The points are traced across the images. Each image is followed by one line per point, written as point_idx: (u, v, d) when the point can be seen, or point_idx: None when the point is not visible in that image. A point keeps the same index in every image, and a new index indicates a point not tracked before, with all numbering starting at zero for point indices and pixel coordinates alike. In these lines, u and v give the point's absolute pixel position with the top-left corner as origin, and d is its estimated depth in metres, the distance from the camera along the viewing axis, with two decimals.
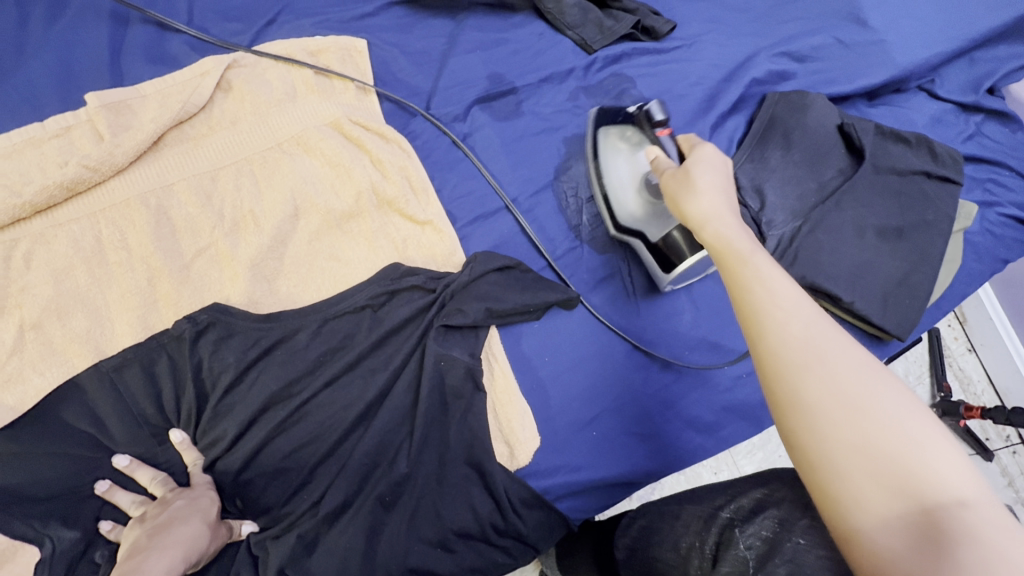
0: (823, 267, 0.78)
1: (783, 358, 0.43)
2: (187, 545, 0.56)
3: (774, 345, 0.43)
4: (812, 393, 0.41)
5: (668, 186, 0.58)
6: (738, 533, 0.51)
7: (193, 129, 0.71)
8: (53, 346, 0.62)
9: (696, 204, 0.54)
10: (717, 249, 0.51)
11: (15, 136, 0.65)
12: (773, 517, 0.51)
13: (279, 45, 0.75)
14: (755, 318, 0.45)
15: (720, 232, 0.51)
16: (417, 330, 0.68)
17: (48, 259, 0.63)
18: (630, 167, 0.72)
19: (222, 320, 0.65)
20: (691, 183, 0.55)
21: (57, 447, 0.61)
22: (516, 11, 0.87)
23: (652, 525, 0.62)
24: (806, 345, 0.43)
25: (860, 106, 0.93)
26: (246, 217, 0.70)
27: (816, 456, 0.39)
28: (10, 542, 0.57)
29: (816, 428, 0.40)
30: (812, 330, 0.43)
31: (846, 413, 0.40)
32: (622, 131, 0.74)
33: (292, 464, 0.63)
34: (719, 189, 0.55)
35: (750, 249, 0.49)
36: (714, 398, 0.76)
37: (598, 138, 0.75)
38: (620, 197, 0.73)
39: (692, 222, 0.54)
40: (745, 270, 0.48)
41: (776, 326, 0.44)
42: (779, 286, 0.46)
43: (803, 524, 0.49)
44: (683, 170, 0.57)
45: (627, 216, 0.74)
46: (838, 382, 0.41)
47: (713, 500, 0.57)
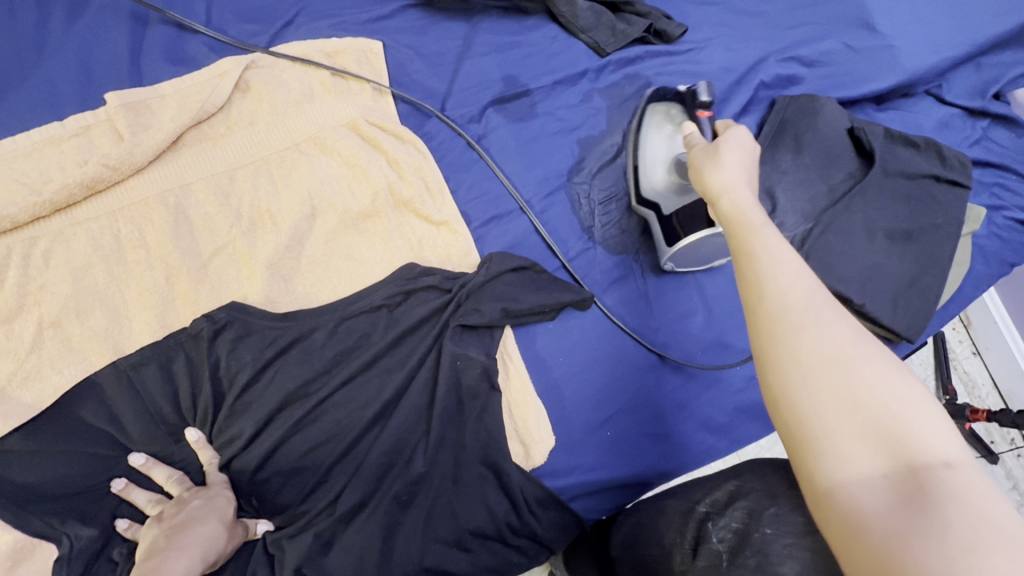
0: (834, 270, 0.79)
1: (780, 320, 0.43)
2: (204, 545, 0.56)
3: (773, 307, 0.43)
4: (807, 355, 0.41)
5: (696, 159, 0.57)
6: (711, 527, 0.53)
7: (211, 129, 0.71)
8: (71, 344, 0.63)
9: (717, 177, 0.53)
10: (729, 219, 0.51)
11: (35, 135, 0.65)
12: (743, 509, 0.53)
13: (297, 47, 0.76)
14: (756, 282, 0.45)
15: (736, 203, 0.51)
16: (434, 330, 0.69)
17: (67, 257, 0.64)
18: (664, 142, 0.75)
19: (240, 319, 0.65)
20: (715, 157, 0.54)
21: (74, 445, 0.61)
22: (530, 14, 0.88)
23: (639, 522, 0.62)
24: (805, 309, 0.43)
25: (869, 110, 0.93)
26: (264, 216, 0.70)
27: (803, 414, 0.40)
28: (28, 539, 0.57)
29: (807, 388, 0.40)
30: (813, 297, 0.43)
31: (838, 374, 0.40)
32: (669, 109, 0.76)
33: (308, 463, 0.64)
34: (742, 165, 0.54)
35: (763, 220, 0.49)
36: (727, 399, 0.76)
37: (645, 113, 0.78)
38: (648, 166, 0.75)
39: (710, 194, 0.53)
40: (752, 239, 0.47)
41: (776, 290, 0.44)
42: (785, 255, 0.46)
43: (770, 514, 0.51)
44: (715, 145, 0.56)
45: (648, 185, 0.76)
46: (833, 346, 0.41)
47: (692, 494, 0.58)
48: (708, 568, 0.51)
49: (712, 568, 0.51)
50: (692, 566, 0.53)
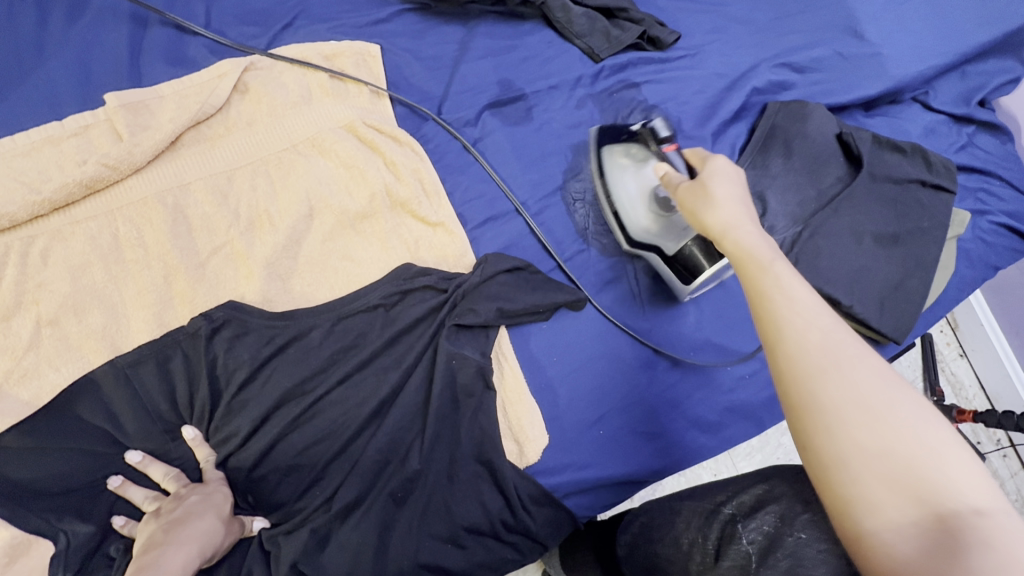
0: (822, 272, 0.81)
1: (801, 363, 0.44)
2: (202, 540, 0.57)
3: (792, 350, 0.45)
4: (830, 399, 0.42)
5: (686, 199, 0.59)
6: (739, 528, 0.52)
7: (210, 129, 0.72)
8: (69, 341, 0.63)
9: (715, 217, 0.55)
10: (738, 257, 0.52)
11: (34, 134, 0.66)
12: (775, 513, 0.51)
13: (295, 49, 0.77)
14: (774, 324, 0.47)
15: (742, 240, 0.52)
16: (429, 329, 0.70)
17: (66, 256, 0.64)
18: (637, 183, 0.74)
19: (237, 317, 0.66)
20: (708, 196, 0.57)
21: (70, 442, 0.62)
22: (526, 19, 0.89)
23: (653, 522, 0.62)
24: (824, 352, 0.44)
25: (857, 117, 0.95)
26: (262, 217, 0.71)
27: (831, 458, 0.41)
28: (24, 536, 0.57)
29: (833, 432, 0.41)
30: (830, 338, 0.45)
31: (864, 418, 0.41)
32: (628, 148, 0.76)
33: (304, 461, 0.64)
34: (738, 201, 0.56)
35: (771, 257, 0.51)
36: (718, 398, 0.78)
37: (603, 155, 0.78)
38: (631, 212, 0.75)
39: (712, 233, 0.55)
40: (764, 278, 0.49)
41: (794, 332, 0.46)
42: (799, 295, 0.48)
43: (803, 519, 0.50)
44: (700, 183, 0.58)
45: (639, 231, 0.75)
46: (856, 390, 0.42)
47: (714, 497, 0.58)
48: (735, 569, 0.49)
49: (741, 569, 0.49)
50: (714, 568, 0.51)
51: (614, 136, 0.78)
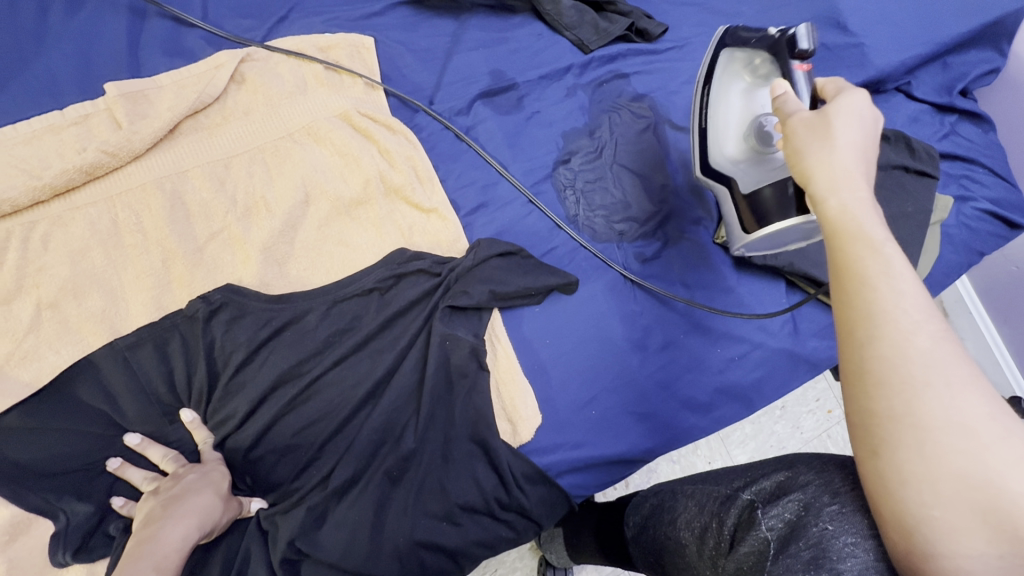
0: (809, 255, 0.82)
1: (894, 369, 0.41)
2: (201, 515, 0.57)
3: (889, 352, 0.42)
4: (925, 412, 0.40)
5: (796, 134, 0.54)
6: (760, 515, 0.48)
7: (208, 119, 0.73)
8: (69, 324, 0.64)
9: (825, 174, 0.50)
10: (840, 224, 0.48)
11: (36, 123, 0.68)
12: (799, 501, 0.46)
13: (291, 41, 0.79)
14: (869, 320, 0.43)
15: (845, 207, 0.48)
16: (423, 312, 0.71)
17: (66, 241, 0.65)
18: (744, 104, 0.71)
19: (235, 300, 0.67)
20: (827, 139, 0.51)
21: (70, 423, 0.63)
22: (516, 13, 0.91)
23: (665, 504, 0.61)
24: (928, 363, 0.41)
25: None
26: (258, 203, 0.72)
27: (911, 473, 0.39)
28: (25, 514, 0.59)
29: (918, 446, 0.39)
30: (938, 347, 0.41)
31: (959, 440, 0.39)
32: (750, 59, 0.70)
33: (301, 441, 0.65)
34: (855, 151, 0.51)
35: (880, 242, 0.46)
36: (709, 379, 0.79)
37: (719, 62, 0.73)
38: (722, 134, 0.72)
39: (813, 189, 0.51)
40: (869, 266, 0.45)
41: (896, 333, 0.42)
42: (906, 294, 0.44)
43: (831, 511, 0.44)
44: (824, 117, 0.52)
45: (722, 157, 0.72)
46: (956, 408, 0.39)
47: (732, 482, 0.54)
48: (751, 555, 0.45)
49: (758, 556, 0.45)
50: (729, 555, 0.48)
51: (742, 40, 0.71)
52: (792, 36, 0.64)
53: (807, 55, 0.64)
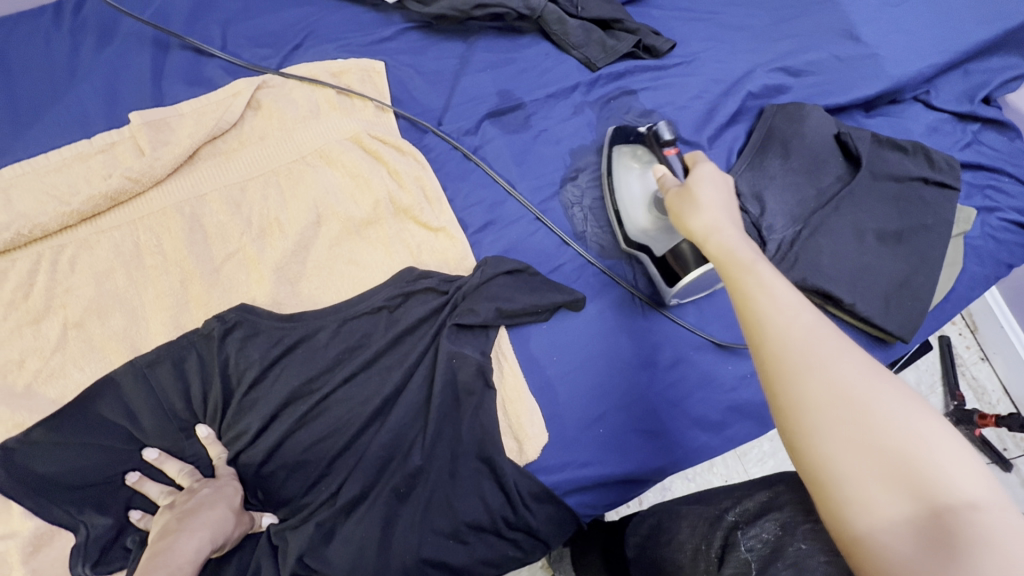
0: (824, 270, 0.81)
1: (784, 362, 0.43)
2: (214, 527, 0.59)
3: (776, 347, 0.44)
4: (818, 395, 0.41)
5: (673, 204, 0.59)
6: (740, 535, 0.49)
7: (225, 144, 0.76)
8: (92, 343, 0.67)
9: (699, 220, 0.56)
10: (720, 254, 0.53)
11: (65, 151, 0.71)
12: (776, 520, 0.48)
13: (304, 68, 0.81)
14: (756, 322, 0.46)
15: (724, 242, 0.53)
16: (431, 330, 0.72)
17: (92, 264, 0.69)
18: (641, 186, 0.77)
19: (248, 319, 0.69)
20: (693, 200, 0.57)
21: (90, 438, 0.65)
22: (524, 33, 0.93)
23: (662, 524, 0.61)
24: (808, 346, 0.43)
25: (857, 117, 0.96)
26: (272, 224, 0.75)
27: (823, 459, 0.39)
28: (48, 526, 0.61)
29: (822, 431, 0.40)
30: (814, 332, 0.44)
31: (855, 414, 0.39)
32: (635, 150, 0.79)
33: (311, 457, 0.66)
34: (719, 204, 0.57)
35: (752, 257, 0.51)
36: (720, 397, 0.78)
37: (612, 157, 0.81)
38: (630, 211, 0.78)
39: (697, 237, 0.56)
40: (746, 277, 0.49)
41: (777, 328, 0.45)
42: (781, 292, 0.47)
43: (805, 529, 0.46)
44: (687, 187, 0.58)
45: (636, 230, 0.78)
46: (843, 384, 0.41)
47: (719, 503, 0.55)
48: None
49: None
50: None
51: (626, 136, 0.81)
52: (656, 131, 0.72)
53: (673, 142, 0.71)
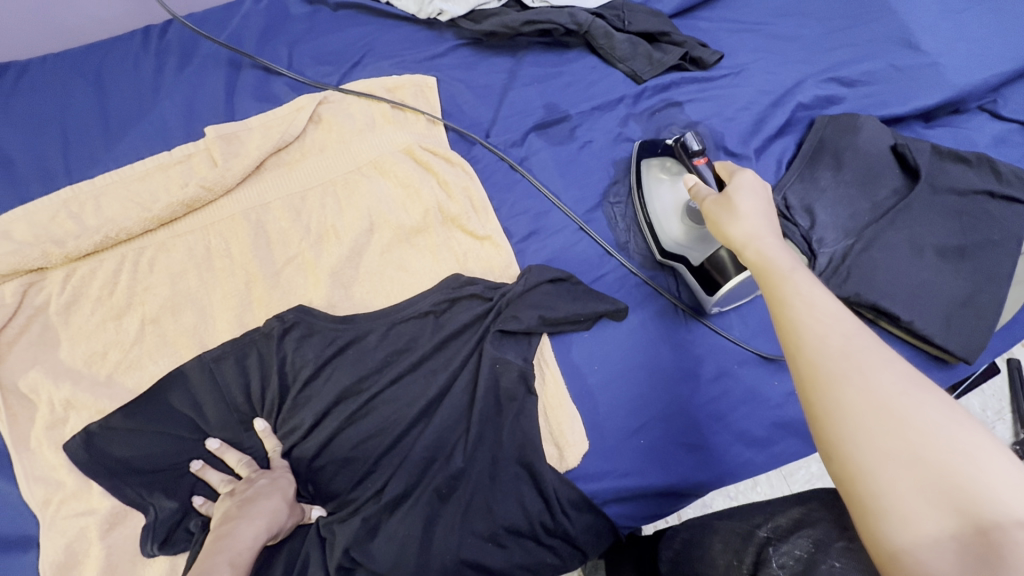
0: (880, 285, 0.78)
1: (820, 370, 0.42)
2: (270, 516, 0.62)
3: (813, 355, 0.43)
4: (858, 405, 0.40)
5: (710, 212, 0.59)
6: (771, 552, 0.49)
7: (288, 155, 0.82)
8: (166, 338, 0.73)
9: (737, 228, 0.55)
10: (759, 263, 0.52)
11: (149, 162, 0.78)
12: (809, 537, 0.48)
13: (362, 84, 0.86)
14: (794, 329, 0.45)
15: (762, 251, 0.52)
16: (475, 335, 0.74)
17: (168, 265, 0.74)
18: (674, 196, 0.79)
19: (305, 320, 0.73)
20: (732, 209, 0.57)
21: (160, 426, 0.70)
22: (571, 48, 0.95)
23: (694, 539, 0.60)
24: (848, 356, 0.42)
25: (916, 128, 0.92)
26: (329, 231, 0.79)
27: (860, 470, 0.38)
28: (122, 506, 0.66)
29: (861, 442, 0.39)
30: (853, 340, 0.43)
31: (897, 426, 0.38)
32: (662, 162, 0.81)
33: (359, 454, 0.69)
34: (758, 212, 0.56)
35: (790, 264, 0.50)
36: (765, 412, 0.76)
37: (641, 169, 0.83)
38: (664, 222, 0.79)
39: (734, 245, 0.55)
40: (783, 284, 0.48)
41: (815, 336, 0.44)
42: (819, 300, 0.46)
43: (839, 547, 0.46)
44: (726, 197, 0.58)
45: (671, 241, 0.79)
46: (883, 394, 0.40)
47: (752, 519, 0.55)
48: None
49: None
50: None
51: (652, 149, 0.83)
52: (683, 142, 0.74)
53: (701, 151, 0.73)
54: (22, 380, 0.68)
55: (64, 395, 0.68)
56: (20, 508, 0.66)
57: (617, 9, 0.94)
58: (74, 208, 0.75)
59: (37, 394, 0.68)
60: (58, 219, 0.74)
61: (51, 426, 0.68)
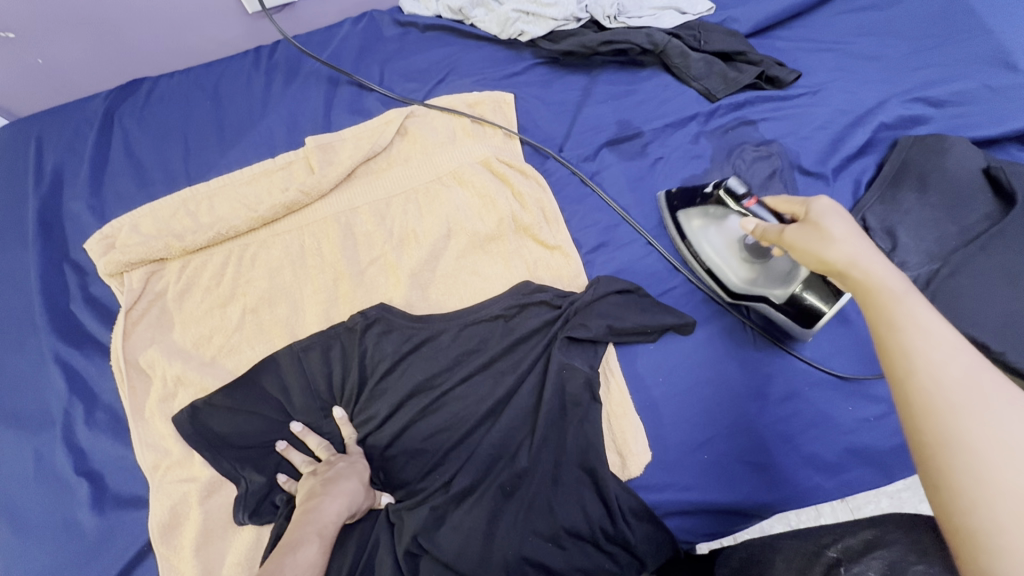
0: (966, 312, 0.75)
1: (934, 398, 0.42)
2: (350, 496, 0.67)
3: (927, 385, 0.43)
4: (973, 437, 0.39)
5: (794, 240, 0.57)
6: (844, 571, 0.50)
7: (376, 164, 0.88)
8: (262, 327, 0.80)
9: (836, 251, 0.53)
10: (867, 285, 0.50)
11: (256, 167, 0.87)
12: (883, 559, 0.49)
13: (445, 100, 0.92)
14: (904, 354, 0.45)
15: (870, 274, 0.50)
16: (544, 340, 0.77)
17: (267, 261, 0.82)
18: (729, 241, 0.78)
19: (385, 317, 0.78)
20: (824, 231, 0.55)
21: (251, 406, 0.75)
22: (644, 66, 0.97)
23: (755, 558, 0.59)
24: (963, 387, 0.42)
25: (1011, 150, 0.88)
26: (410, 236, 0.85)
27: (969, 501, 0.38)
28: (219, 477, 0.73)
29: (973, 473, 0.39)
30: (972, 372, 0.42)
31: (1017, 463, 0.38)
32: (704, 210, 0.80)
33: (429, 446, 0.73)
34: (855, 235, 0.54)
35: (904, 289, 0.48)
36: (836, 437, 0.74)
37: (682, 223, 0.82)
38: (726, 268, 0.78)
39: (834, 267, 0.52)
40: (895, 309, 0.47)
41: (929, 363, 0.43)
42: (936, 327, 0.45)
43: (916, 569, 0.47)
44: (813, 222, 0.56)
45: (742, 283, 0.77)
46: (1004, 429, 0.39)
47: (817, 539, 0.57)
48: None
49: None
50: None
51: (688, 200, 0.82)
52: (728, 190, 0.74)
53: (748, 194, 0.73)
54: (141, 356, 0.77)
55: (175, 372, 0.76)
56: (133, 470, 0.74)
57: (693, 30, 0.96)
58: (192, 207, 0.84)
59: (153, 369, 0.77)
60: (177, 216, 0.83)
61: (162, 399, 0.76)
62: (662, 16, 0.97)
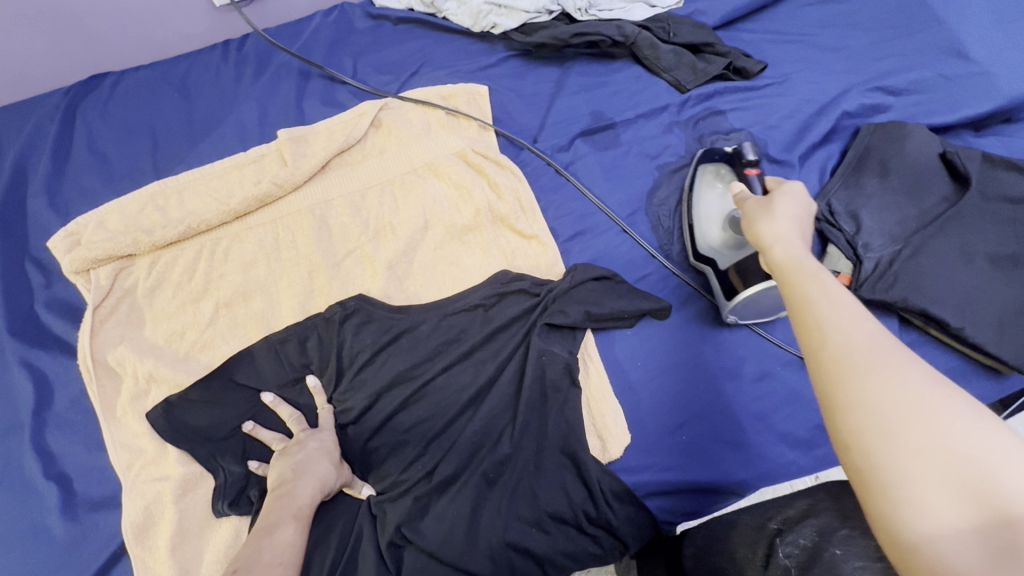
0: (927, 291, 0.78)
1: (841, 363, 0.43)
2: (322, 478, 0.66)
3: (836, 351, 0.44)
4: (877, 397, 0.40)
5: (750, 210, 0.60)
6: (779, 542, 0.53)
7: (351, 156, 0.88)
8: (237, 321, 0.79)
9: (768, 228, 0.56)
10: (785, 265, 0.53)
11: (226, 161, 0.85)
12: (813, 527, 0.53)
13: (420, 92, 0.92)
14: (816, 325, 0.46)
15: (788, 252, 0.54)
16: (523, 328, 0.77)
17: (240, 254, 0.81)
18: (722, 203, 0.81)
19: (365, 307, 0.78)
20: (770, 208, 0.58)
21: (228, 399, 0.74)
22: (616, 58, 0.99)
23: (716, 533, 0.61)
24: (868, 352, 0.43)
25: (965, 137, 0.92)
26: (386, 227, 0.84)
27: (879, 459, 0.39)
28: (195, 473, 0.71)
29: (882, 430, 0.39)
30: (876, 337, 0.44)
31: (920, 417, 0.39)
32: (718, 170, 0.83)
33: (411, 437, 0.72)
34: (793, 218, 0.57)
35: (817, 267, 0.51)
36: (808, 415, 0.76)
37: (695, 174, 0.85)
38: (704, 227, 0.81)
39: (762, 242, 0.56)
40: (807, 285, 0.50)
41: (838, 333, 0.45)
42: (842, 300, 0.47)
43: (842, 535, 0.50)
44: (768, 198, 0.60)
45: (707, 245, 0.81)
46: (906, 388, 0.40)
47: (766, 512, 0.59)
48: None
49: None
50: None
51: (710, 156, 0.85)
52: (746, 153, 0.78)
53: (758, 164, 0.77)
54: (111, 354, 0.75)
55: (147, 369, 0.74)
56: (105, 472, 0.72)
57: (662, 22, 0.98)
58: (160, 202, 0.82)
59: (123, 367, 0.74)
60: (146, 212, 0.81)
61: (135, 397, 0.74)
62: (633, 9, 0.99)
